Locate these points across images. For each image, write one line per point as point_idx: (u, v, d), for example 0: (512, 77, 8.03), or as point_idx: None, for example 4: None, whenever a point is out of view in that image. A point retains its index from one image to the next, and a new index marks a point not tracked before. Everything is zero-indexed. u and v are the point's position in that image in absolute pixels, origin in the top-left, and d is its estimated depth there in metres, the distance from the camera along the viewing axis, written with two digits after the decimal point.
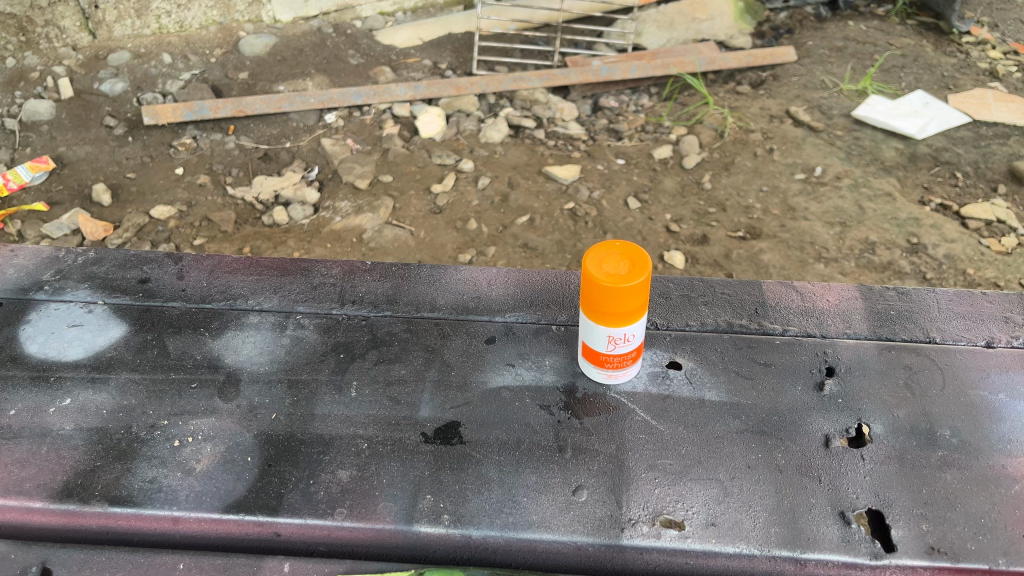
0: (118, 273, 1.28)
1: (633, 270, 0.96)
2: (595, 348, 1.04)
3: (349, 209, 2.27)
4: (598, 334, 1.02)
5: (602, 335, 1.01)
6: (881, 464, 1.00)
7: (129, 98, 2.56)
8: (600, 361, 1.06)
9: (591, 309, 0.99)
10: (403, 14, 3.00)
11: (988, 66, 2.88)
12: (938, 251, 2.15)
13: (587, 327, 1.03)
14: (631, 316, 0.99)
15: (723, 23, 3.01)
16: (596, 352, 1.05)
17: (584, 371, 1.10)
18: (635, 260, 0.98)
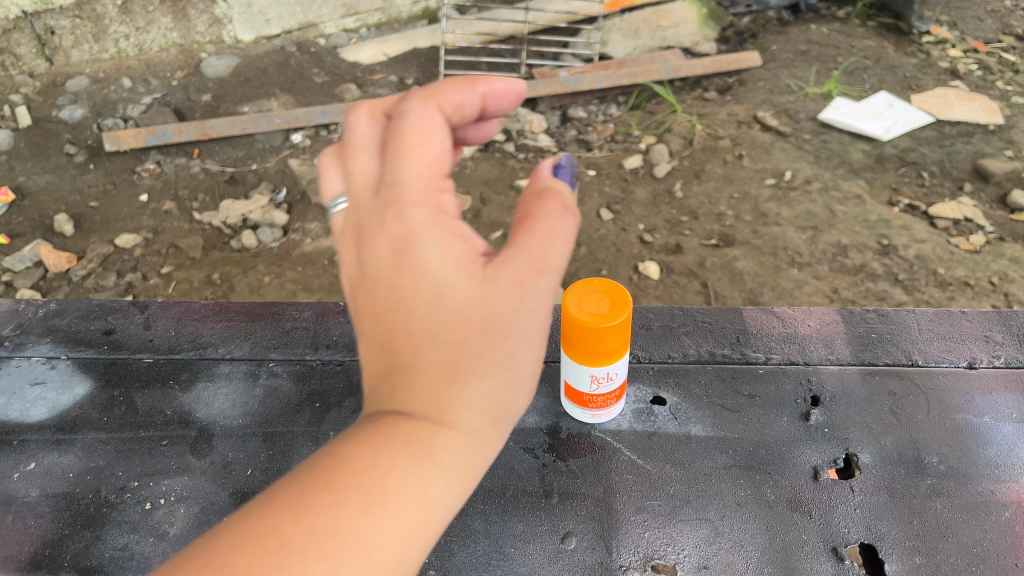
0: (81, 325, 1.22)
1: (615, 309, 0.94)
2: (577, 389, 1.02)
3: (319, 230, 2.24)
4: (582, 374, 1.00)
5: (584, 374, 0.99)
6: (872, 495, 0.99)
7: (90, 125, 2.50)
8: (584, 401, 1.04)
9: (571, 348, 0.97)
10: (366, 30, 2.98)
11: (949, 64, 2.90)
12: (909, 252, 2.16)
13: (568, 366, 1.00)
14: (613, 355, 0.96)
15: (687, 30, 3.02)
16: (579, 392, 1.03)
17: (568, 415, 1.08)
18: (614, 294, 0.97)
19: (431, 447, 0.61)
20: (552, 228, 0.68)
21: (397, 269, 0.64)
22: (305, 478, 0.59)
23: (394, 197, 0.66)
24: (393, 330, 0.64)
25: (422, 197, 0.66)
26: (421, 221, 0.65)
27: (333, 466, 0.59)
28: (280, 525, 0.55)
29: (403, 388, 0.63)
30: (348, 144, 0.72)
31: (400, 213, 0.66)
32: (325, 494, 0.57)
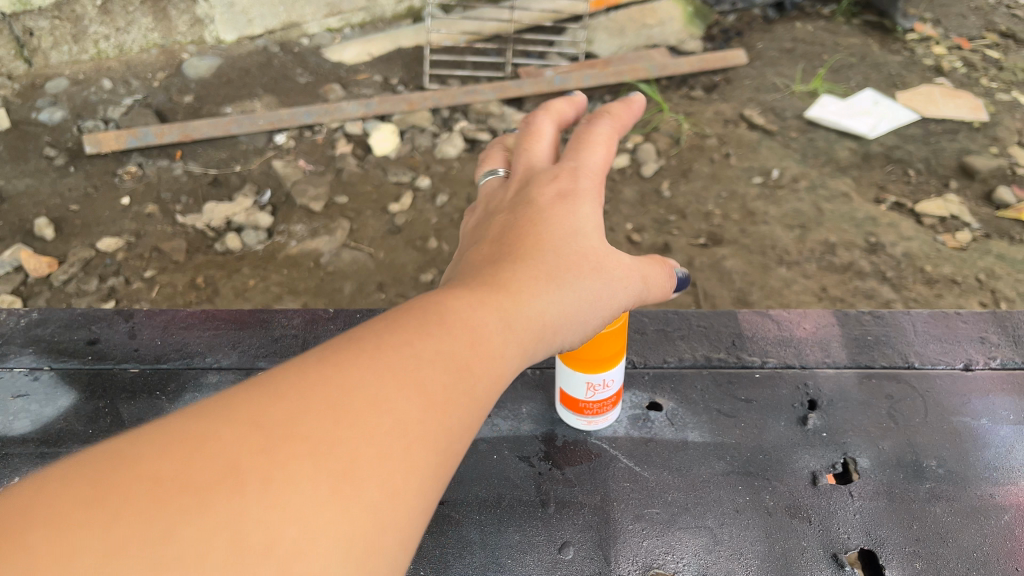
0: (64, 335, 1.20)
1: None
2: (573, 396, 1.01)
3: (305, 233, 2.22)
4: (577, 381, 0.98)
5: (581, 382, 0.98)
6: (871, 500, 0.98)
7: (70, 127, 2.46)
8: (579, 408, 1.02)
9: (566, 355, 0.95)
10: (350, 30, 2.94)
11: (934, 62, 2.90)
12: (897, 250, 2.16)
13: (564, 373, 0.99)
14: (608, 360, 0.95)
15: (673, 28, 3.01)
16: (575, 399, 1.01)
17: (564, 421, 1.06)
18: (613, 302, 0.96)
19: (530, 321, 0.74)
20: (655, 277, 0.94)
21: (555, 207, 0.87)
22: (405, 316, 0.67)
23: (573, 171, 0.92)
24: (530, 238, 0.84)
25: (589, 182, 0.92)
26: (585, 189, 0.90)
27: (437, 310, 0.68)
28: (394, 343, 0.63)
29: (509, 274, 0.78)
30: (537, 132, 1.01)
31: (573, 179, 0.91)
32: (430, 329, 0.66)
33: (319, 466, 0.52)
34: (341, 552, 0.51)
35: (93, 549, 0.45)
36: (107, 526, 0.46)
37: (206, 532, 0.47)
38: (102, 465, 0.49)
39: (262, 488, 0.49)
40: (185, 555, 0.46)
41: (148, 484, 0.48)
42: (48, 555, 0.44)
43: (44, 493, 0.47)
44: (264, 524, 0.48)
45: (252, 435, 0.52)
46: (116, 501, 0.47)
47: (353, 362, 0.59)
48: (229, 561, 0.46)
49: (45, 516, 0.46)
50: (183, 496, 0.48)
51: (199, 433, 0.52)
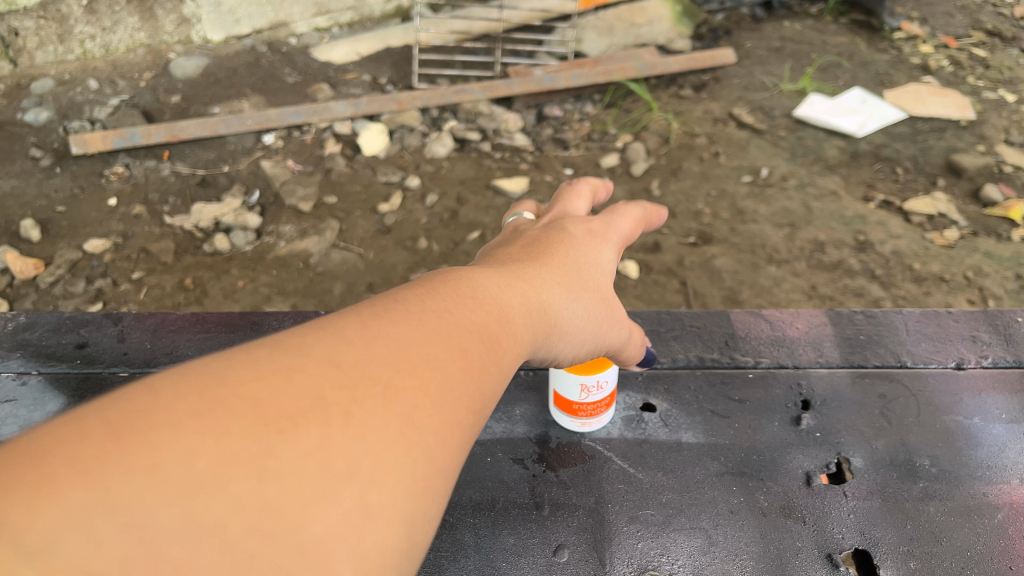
0: (53, 339, 1.18)
1: None
2: (567, 398, 1.00)
3: (294, 233, 2.20)
4: (571, 383, 0.98)
5: (575, 383, 0.97)
6: (864, 500, 0.98)
7: (56, 128, 2.44)
8: (573, 410, 1.02)
9: None
10: (338, 29, 2.93)
11: (921, 61, 2.91)
12: (885, 248, 2.16)
13: (558, 377, 0.99)
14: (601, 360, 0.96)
15: (662, 27, 3.00)
16: (569, 401, 1.01)
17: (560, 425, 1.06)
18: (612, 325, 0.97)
19: (551, 316, 0.78)
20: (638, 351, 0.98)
21: (583, 239, 0.92)
22: (443, 286, 0.68)
23: (607, 222, 0.98)
24: (558, 252, 0.88)
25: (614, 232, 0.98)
26: (614, 243, 0.96)
27: (473, 286, 0.70)
28: (439, 308, 0.64)
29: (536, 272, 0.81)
30: (578, 192, 1.06)
31: (606, 228, 0.97)
32: (466, 301, 0.68)
33: (389, 408, 0.53)
34: (408, 495, 0.52)
35: (201, 459, 0.43)
36: (215, 437, 0.45)
37: (301, 458, 0.47)
38: (193, 380, 0.48)
39: (345, 422, 0.50)
40: (282, 478, 0.46)
41: (245, 402, 0.47)
42: (158, 459, 0.43)
43: (138, 401, 0.45)
44: (347, 457, 0.49)
45: (331, 369, 0.52)
46: (218, 415, 0.46)
47: (407, 319, 0.60)
48: (318, 489, 0.47)
49: (149, 421, 0.44)
50: (281, 418, 0.47)
51: (282, 360, 0.51)
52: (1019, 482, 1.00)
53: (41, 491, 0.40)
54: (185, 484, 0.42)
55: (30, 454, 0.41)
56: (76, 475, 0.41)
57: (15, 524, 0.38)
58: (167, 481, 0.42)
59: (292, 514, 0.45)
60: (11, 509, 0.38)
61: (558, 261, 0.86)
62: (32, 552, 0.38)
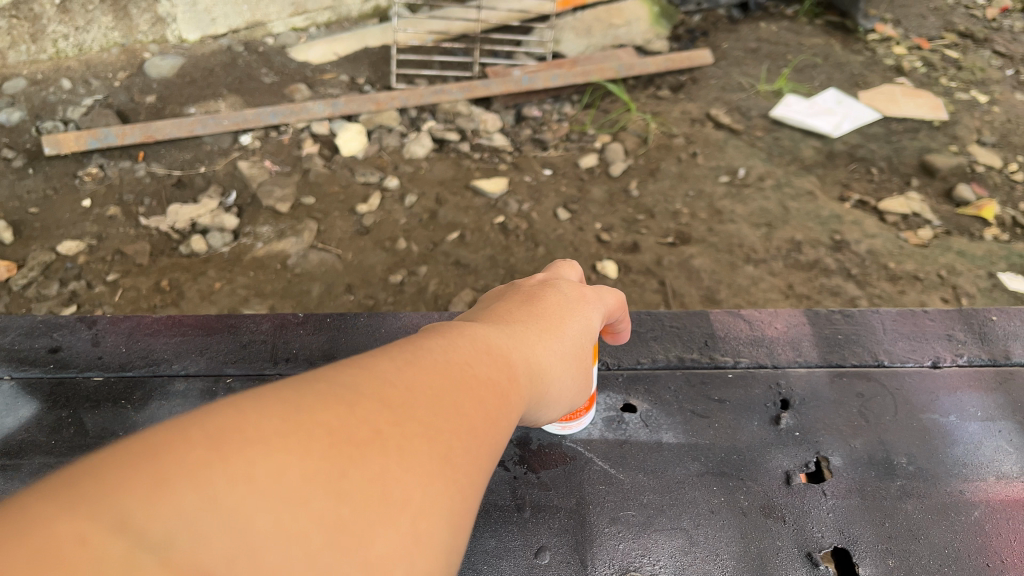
0: (25, 343, 1.16)
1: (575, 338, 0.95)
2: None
3: (271, 234, 2.19)
4: None
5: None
6: (843, 498, 0.98)
7: (28, 128, 2.40)
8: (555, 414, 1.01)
9: None
10: (316, 29, 2.92)
11: (894, 62, 2.94)
12: (861, 247, 2.18)
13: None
14: None
15: (640, 28, 3.02)
16: None
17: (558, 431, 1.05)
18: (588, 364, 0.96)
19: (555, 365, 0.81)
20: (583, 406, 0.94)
21: (576, 302, 0.94)
22: (462, 336, 0.71)
23: (598, 292, 1.00)
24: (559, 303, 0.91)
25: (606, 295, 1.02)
26: (600, 310, 0.97)
27: (489, 338, 0.73)
28: (464, 357, 0.67)
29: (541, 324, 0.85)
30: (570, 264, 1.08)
31: (596, 295, 0.99)
32: (483, 351, 0.71)
33: (435, 443, 0.56)
34: (451, 526, 0.54)
35: (289, 475, 0.46)
36: (299, 456, 0.47)
37: (368, 483, 0.49)
38: (272, 401, 0.50)
39: (401, 452, 0.52)
40: (352, 500, 0.48)
41: (321, 427, 0.50)
42: (254, 471, 0.45)
43: (227, 417, 0.47)
44: (403, 486, 0.51)
45: (384, 404, 0.54)
46: (299, 434, 0.48)
47: (440, 364, 0.64)
48: (379, 514, 0.49)
49: (243, 435, 0.46)
50: (350, 446, 0.50)
51: (342, 392, 0.54)
52: (995, 479, 1.01)
53: (155, 492, 0.41)
54: (276, 496, 0.45)
55: (139, 458, 0.43)
56: (184, 480, 0.42)
57: (134, 521, 0.40)
58: (262, 491, 0.44)
59: (362, 536, 0.47)
60: (131, 504, 0.40)
61: (557, 320, 0.88)
62: (152, 547, 0.39)
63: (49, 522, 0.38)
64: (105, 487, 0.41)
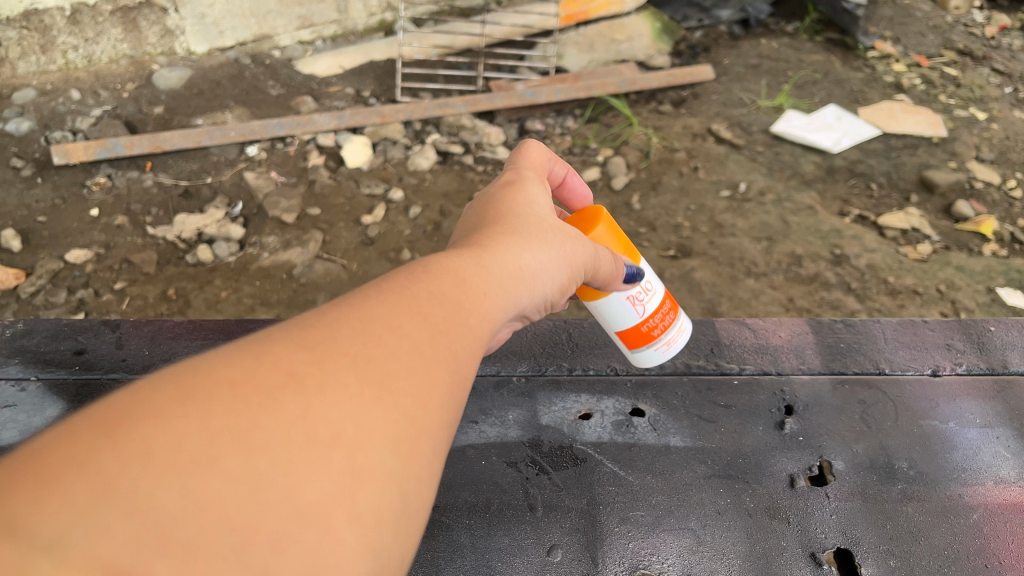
0: (50, 345, 1.19)
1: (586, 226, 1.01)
2: (631, 324, 1.08)
3: (277, 244, 2.22)
4: (631, 309, 1.07)
5: (622, 299, 1.05)
6: (846, 501, 1.01)
7: (37, 138, 2.44)
8: (650, 335, 1.10)
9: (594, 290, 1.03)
10: (322, 42, 2.96)
11: (894, 79, 2.98)
12: (861, 261, 2.21)
13: (609, 305, 1.06)
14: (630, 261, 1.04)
15: (642, 44, 3.07)
16: (642, 329, 1.09)
17: (643, 362, 1.14)
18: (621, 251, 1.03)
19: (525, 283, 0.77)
20: (608, 264, 0.94)
21: (505, 188, 0.92)
22: (394, 269, 0.66)
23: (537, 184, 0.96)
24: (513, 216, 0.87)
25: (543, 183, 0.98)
26: (536, 177, 0.97)
27: (428, 263, 0.69)
28: (401, 287, 0.63)
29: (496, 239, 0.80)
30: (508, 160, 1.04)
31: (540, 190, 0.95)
32: (420, 275, 0.66)
33: (362, 373, 0.53)
34: (400, 457, 0.52)
35: (189, 439, 0.42)
36: (199, 418, 0.44)
37: (287, 431, 0.46)
38: (172, 375, 0.47)
39: (323, 392, 0.49)
40: (270, 448, 0.45)
41: (222, 386, 0.46)
42: (148, 445, 0.41)
43: (116, 403, 0.44)
44: (329, 422, 0.48)
45: (294, 349, 0.51)
46: (199, 398, 0.45)
47: (372, 301, 0.60)
48: (306, 452, 0.46)
49: (135, 413, 0.43)
50: (257, 394, 0.47)
51: (245, 350, 0.50)
52: (993, 484, 1.04)
53: (38, 488, 0.38)
54: (181, 463, 0.41)
55: (22, 462, 0.40)
56: (68, 473, 0.39)
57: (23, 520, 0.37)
58: (162, 463, 0.41)
59: (288, 478, 0.45)
60: (15, 505, 0.37)
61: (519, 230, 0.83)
62: (46, 544, 0.36)
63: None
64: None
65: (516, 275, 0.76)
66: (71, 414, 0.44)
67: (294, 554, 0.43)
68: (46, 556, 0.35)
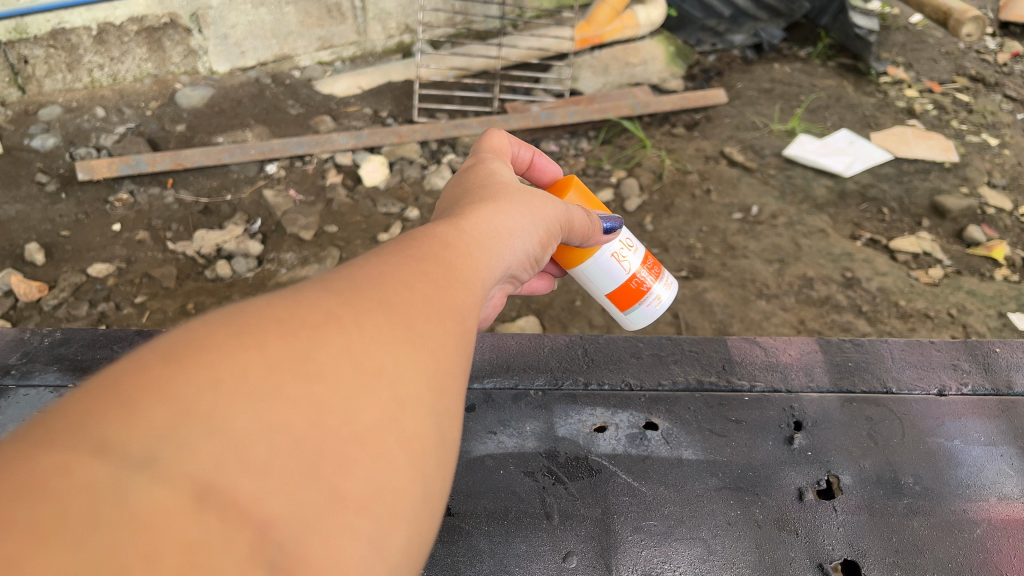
0: (87, 353, 1.24)
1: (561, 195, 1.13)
2: (621, 282, 1.18)
3: (294, 261, 2.27)
4: (617, 267, 1.16)
5: (606, 256, 1.15)
6: (853, 514, 1.05)
7: (62, 154, 2.51)
8: (641, 291, 1.19)
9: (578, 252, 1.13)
10: (341, 63, 3.04)
11: (906, 104, 3.03)
12: (872, 284, 2.24)
13: (596, 266, 1.16)
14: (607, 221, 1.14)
15: (655, 67, 3.13)
16: (632, 287, 1.18)
17: (642, 322, 1.23)
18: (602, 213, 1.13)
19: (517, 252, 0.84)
20: (579, 218, 1.01)
21: (472, 171, 0.99)
22: (407, 235, 0.72)
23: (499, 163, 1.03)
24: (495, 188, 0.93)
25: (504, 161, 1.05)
26: (496, 158, 1.05)
27: (438, 234, 0.74)
28: (418, 250, 0.68)
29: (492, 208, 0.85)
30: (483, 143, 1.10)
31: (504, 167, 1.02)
32: (432, 242, 0.72)
33: (393, 316, 0.58)
34: (436, 395, 0.58)
35: (251, 368, 0.47)
36: (257, 351, 0.48)
37: (336, 363, 0.51)
38: (221, 319, 0.51)
39: (362, 333, 0.54)
40: (324, 377, 0.50)
41: (269, 325, 0.51)
42: (217, 372, 0.45)
43: (174, 339, 0.48)
44: (369, 359, 0.54)
45: (329, 297, 0.56)
46: (252, 334, 0.49)
47: (393, 260, 0.65)
48: (353, 381, 0.51)
49: (197, 346, 0.47)
50: (304, 330, 0.51)
51: (283, 299, 0.55)
52: (997, 500, 1.07)
53: (123, 411, 0.42)
54: (247, 388, 0.46)
55: (99, 391, 0.43)
56: (147, 398, 0.43)
57: (116, 440, 0.40)
58: (232, 390, 0.45)
59: (341, 402, 0.50)
60: (104, 428, 0.41)
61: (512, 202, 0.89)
62: (140, 462, 0.40)
63: (24, 459, 0.38)
64: (74, 422, 0.41)
65: (508, 238, 0.83)
66: (130, 352, 0.47)
67: (356, 473, 0.48)
68: (140, 471, 0.40)
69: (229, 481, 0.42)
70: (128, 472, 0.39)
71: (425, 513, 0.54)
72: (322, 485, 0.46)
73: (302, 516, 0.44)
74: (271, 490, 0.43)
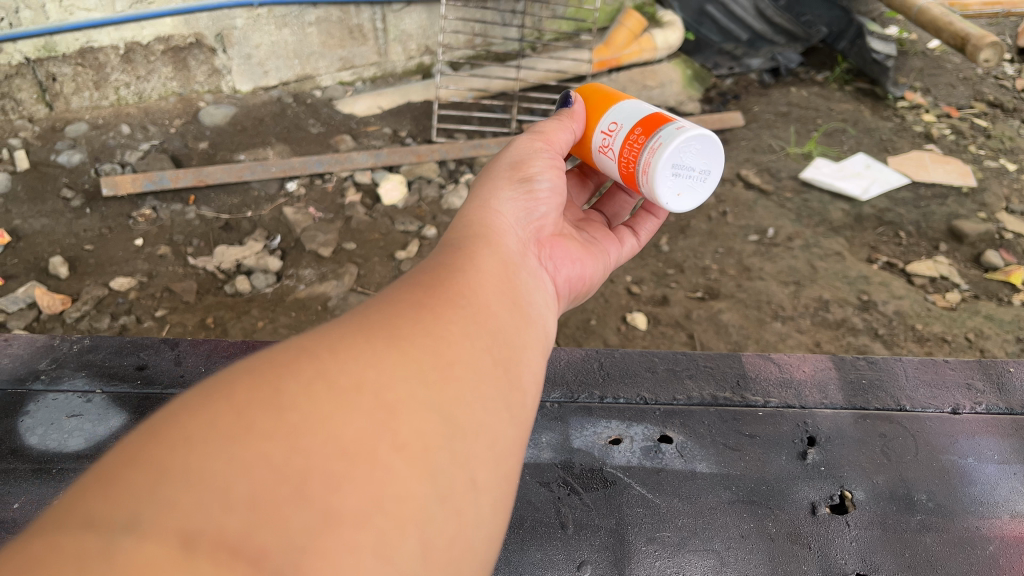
0: (114, 360, 1.27)
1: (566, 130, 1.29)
2: (620, 171, 1.17)
3: (313, 277, 2.31)
4: (606, 158, 1.19)
5: (598, 152, 1.20)
6: (866, 529, 1.05)
7: (87, 170, 2.55)
8: (633, 172, 1.14)
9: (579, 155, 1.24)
10: (362, 83, 3.09)
11: (923, 129, 3.04)
12: (888, 308, 2.25)
13: (602, 163, 1.21)
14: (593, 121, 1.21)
15: (673, 90, 3.16)
16: (625, 172, 1.16)
17: (659, 201, 1.11)
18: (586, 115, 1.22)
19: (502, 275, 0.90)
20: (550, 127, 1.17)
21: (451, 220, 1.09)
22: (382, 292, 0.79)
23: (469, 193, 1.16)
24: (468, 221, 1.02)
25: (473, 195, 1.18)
26: None
27: (410, 281, 0.81)
28: (386, 300, 0.76)
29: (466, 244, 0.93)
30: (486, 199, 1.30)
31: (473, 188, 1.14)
32: (405, 289, 0.78)
33: (360, 351, 0.64)
34: (423, 406, 0.62)
35: (220, 424, 0.53)
36: (224, 409, 0.54)
37: (305, 397, 0.57)
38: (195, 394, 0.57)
39: (330, 370, 0.60)
40: (295, 412, 0.55)
41: (239, 385, 0.57)
42: (188, 437, 0.51)
43: (153, 423, 0.54)
44: (342, 387, 0.59)
45: (297, 352, 0.62)
46: (220, 398, 0.55)
47: (361, 315, 0.72)
48: (327, 406, 0.57)
49: (172, 422, 0.53)
50: (271, 379, 0.58)
51: (255, 362, 0.61)
52: (1009, 518, 1.08)
53: (107, 491, 0.47)
54: (218, 440, 0.51)
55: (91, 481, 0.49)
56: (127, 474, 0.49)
57: (103, 514, 0.46)
58: (205, 443, 0.51)
59: (316, 426, 0.55)
60: (92, 508, 0.46)
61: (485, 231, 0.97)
62: (125, 526, 0.45)
63: (26, 546, 0.44)
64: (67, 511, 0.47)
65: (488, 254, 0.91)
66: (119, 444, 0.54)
67: (345, 488, 0.52)
68: (126, 533, 0.44)
69: (214, 522, 0.46)
70: (115, 536, 0.44)
71: (439, 512, 0.58)
72: (312, 496, 0.51)
73: (295, 534, 0.48)
74: (259, 517, 0.48)
